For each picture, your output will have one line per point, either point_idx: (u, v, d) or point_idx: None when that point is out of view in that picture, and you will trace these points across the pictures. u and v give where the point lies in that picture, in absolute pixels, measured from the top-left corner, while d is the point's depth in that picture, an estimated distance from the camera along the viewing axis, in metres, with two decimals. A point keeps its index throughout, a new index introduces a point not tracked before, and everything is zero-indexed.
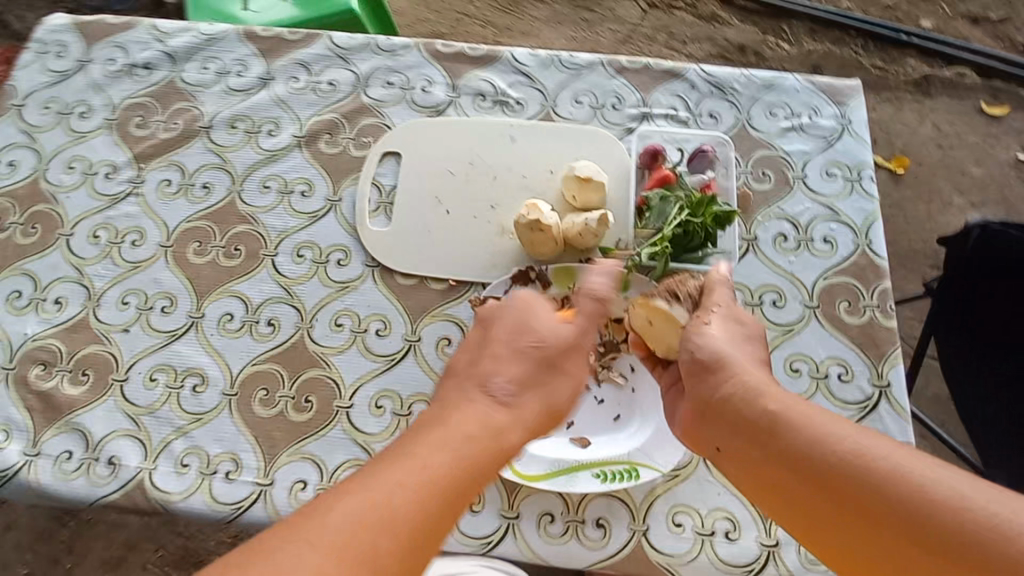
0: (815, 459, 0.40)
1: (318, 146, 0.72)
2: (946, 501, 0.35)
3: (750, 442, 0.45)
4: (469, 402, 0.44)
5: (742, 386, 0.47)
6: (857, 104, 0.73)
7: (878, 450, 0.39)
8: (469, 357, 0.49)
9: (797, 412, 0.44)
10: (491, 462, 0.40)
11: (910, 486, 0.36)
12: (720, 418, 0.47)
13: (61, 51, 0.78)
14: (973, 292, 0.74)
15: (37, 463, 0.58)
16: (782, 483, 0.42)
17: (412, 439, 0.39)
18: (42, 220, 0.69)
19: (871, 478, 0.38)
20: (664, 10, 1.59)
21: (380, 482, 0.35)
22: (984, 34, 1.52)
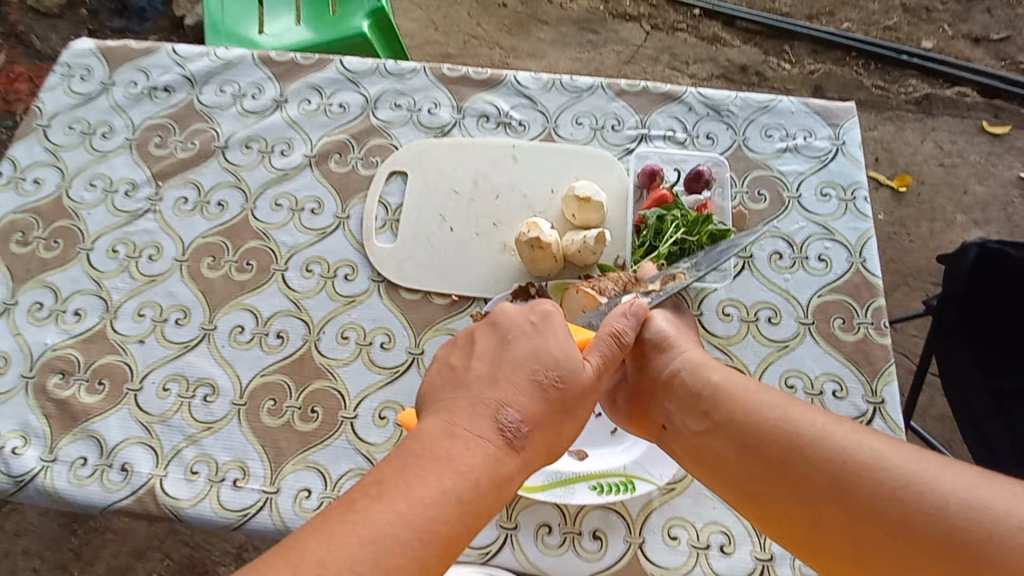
0: (755, 430, 0.47)
1: (327, 166, 0.75)
2: (866, 461, 0.41)
3: (695, 412, 0.51)
4: (476, 440, 0.40)
5: (686, 362, 0.54)
6: (851, 126, 0.75)
7: (801, 415, 0.46)
8: (482, 371, 0.45)
9: (735, 384, 0.51)
10: (489, 504, 0.39)
11: (833, 448, 0.43)
12: (665, 394, 0.54)
13: (87, 74, 0.82)
14: (972, 308, 0.74)
15: (52, 469, 0.60)
16: (724, 451, 0.48)
17: (410, 479, 0.37)
18: (64, 235, 0.72)
19: (799, 441, 0.44)
20: (668, 32, 1.62)
21: (371, 534, 0.34)
22: (984, 55, 1.54)
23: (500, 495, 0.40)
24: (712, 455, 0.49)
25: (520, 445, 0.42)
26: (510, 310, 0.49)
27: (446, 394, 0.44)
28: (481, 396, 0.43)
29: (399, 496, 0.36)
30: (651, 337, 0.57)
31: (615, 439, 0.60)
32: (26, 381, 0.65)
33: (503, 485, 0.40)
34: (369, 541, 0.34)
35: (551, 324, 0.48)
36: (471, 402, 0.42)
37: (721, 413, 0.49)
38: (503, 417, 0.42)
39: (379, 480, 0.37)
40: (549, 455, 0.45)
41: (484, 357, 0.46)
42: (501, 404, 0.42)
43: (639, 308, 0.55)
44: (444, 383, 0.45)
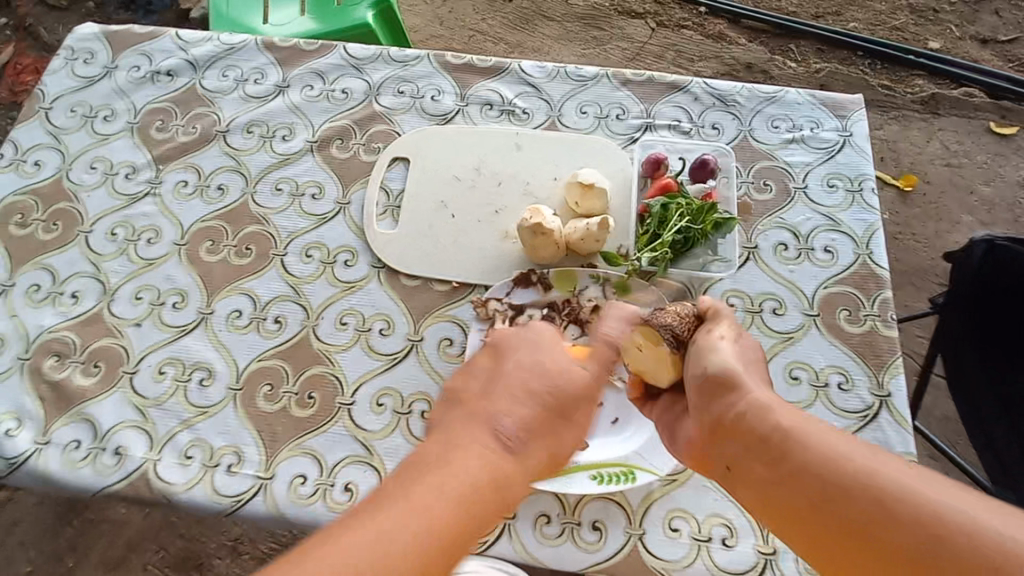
0: (831, 484, 0.40)
1: (329, 151, 0.75)
2: (974, 532, 0.35)
3: (759, 459, 0.45)
4: (477, 444, 0.42)
5: (752, 401, 0.48)
6: (858, 118, 0.74)
7: (896, 474, 0.39)
8: (478, 390, 0.48)
9: (809, 429, 0.44)
10: (492, 502, 0.40)
11: (929, 514, 0.36)
12: (726, 433, 0.48)
13: (89, 58, 0.81)
14: (979, 310, 0.73)
15: (45, 452, 0.59)
16: (796, 506, 0.42)
17: (415, 477, 0.40)
18: (63, 218, 0.72)
19: (886, 502, 0.38)
20: (673, 29, 1.62)
21: (380, 527, 0.36)
22: (992, 55, 1.53)
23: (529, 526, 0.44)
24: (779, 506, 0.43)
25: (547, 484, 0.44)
26: (538, 327, 0.52)
27: (452, 412, 0.46)
28: (520, 442, 0.44)
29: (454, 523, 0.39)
30: (713, 372, 0.51)
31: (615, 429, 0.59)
32: (21, 362, 0.64)
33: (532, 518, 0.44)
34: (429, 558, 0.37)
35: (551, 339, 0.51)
36: (511, 443, 0.44)
37: (796, 463, 0.43)
38: (538, 462, 0.44)
39: (437, 508, 0.39)
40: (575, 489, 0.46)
41: (482, 377, 0.49)
42: (539, 455, 0.45)
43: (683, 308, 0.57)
44: (474, 415, 0.45)
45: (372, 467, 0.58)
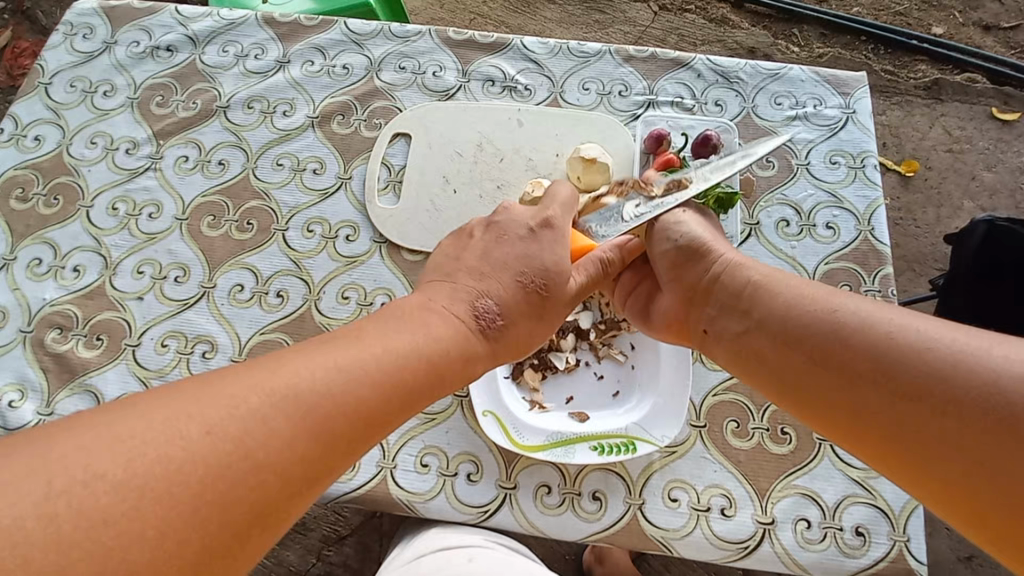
0: (792, 325, 0.45)
1: (330, 127, 0.74)
2: (913, 344, 0.38)
3: (733, 312, 0.50)
4: (450, 316, 0.43)
5: (724, 263, 0.53)
6: (861, 95, 0.74)
7: (843, 303, 0.44)
8: (471, 262, 0.48)
9: (778, 282, 0.49)
10: (451, 376, 0.41)
11: (879, 336, 0.40)
12: (705, 296, 0.53)
13: (89, 33, 0.81)
14: (981, 294, 0.73)
15: (49, 423, 0.60)
16: (763, 346, 0.47)
17: (387, 333, 0.39)
18: (64, 192, 0.72)
19: (839, 331, 0.42)
20: (676, 13, 1.60)
21: (343, 364, 0.35)
22: (996, 42, 1.52)
23: (462, 373, 0.43)
24: (748, 353, 0.48)
25: (491, 334, 0.45)
26: (516, 211, 0.51)
27: (435, 277, 0.48)
28: (465, 284, 0.46)
29: (376, 342, 0.38)
30: (684, 246, 0.56)
31: (617, 401, 0.59)
32: (24, 335, 0.64)
33: (468, 362, 0.43)
34: (343, 368, 0.35)
35: (549, 231, 0.49)
36: (454, 287, 0.46)
37: (759, 308, 0.48)
38: (480, 303, 0.45)
39: (357, 330, 0.39)
40: (518, 347, 0.48)
41: (474, 252, 0.49)
42: (482, 292, 0.46)
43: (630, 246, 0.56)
44: (434, 272, 0.49)
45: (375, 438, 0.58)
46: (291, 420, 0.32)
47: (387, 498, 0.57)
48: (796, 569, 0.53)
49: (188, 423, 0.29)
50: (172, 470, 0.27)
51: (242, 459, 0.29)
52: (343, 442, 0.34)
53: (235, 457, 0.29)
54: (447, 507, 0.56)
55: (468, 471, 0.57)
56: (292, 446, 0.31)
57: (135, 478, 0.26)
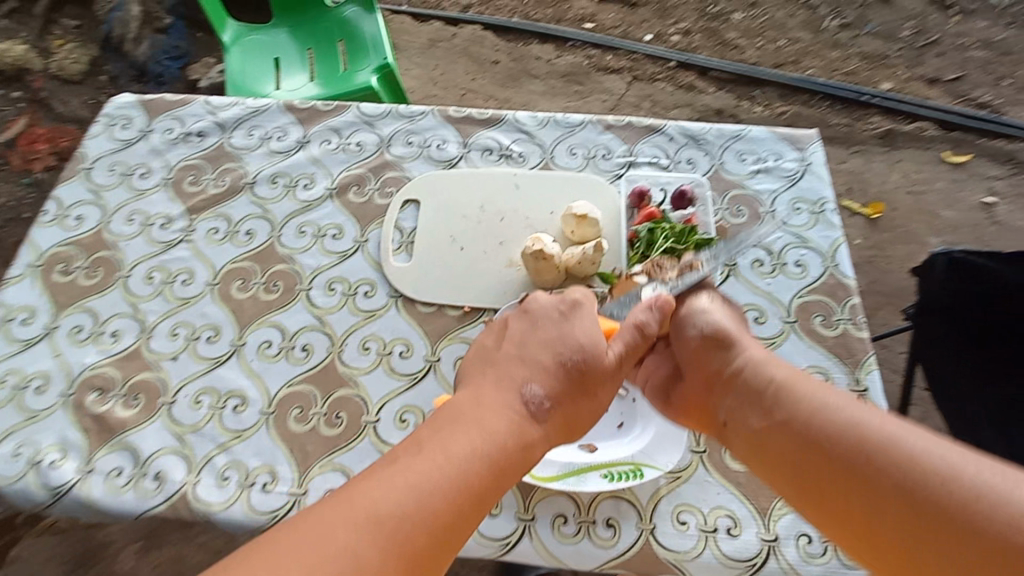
0: (822, 435, 0.50)
1: (347, 197, 0.83)
2: (942, 472, 0.43)
3: (755, 407, 0.56)
4: (503, 409, 0.50)
5: (749, 359, 0.59)
6: (814, 150, 0.85)
7: (869, 417, 0.49)
8: (510, 351, 0.56)
9: (802, 386, 0.54)
10: (512, 472, 0.48)
11: (902, 458, 0.45)
12: (727, 387, 0.60)
13: (127, 123, 0.90)
14: (956, 321, 0.80)
15: (89, 480, 0.63)
16: (784, 446, 0.52)
17: (448, 440, 0.46)
18: (104, 264, 0.78)
19: (860, 443, 0.47)
20: (647, 82, 1.77)
21: (416, 479, 0.43)
22: (940, 94, 1.69)
23: (526, 461, 0.49)
24: (772, 450, 0.53)
25: (541, 417, 0.51)
26: (542, 299, 0.60)
27: (479, 368, 0.56)
28: (508, 374, 0.53)
29: (437, 449, 0.45)
30: (708, 334, 0.63)
31: (622, 432, 0.64)
32: (65, 398, 0.68)
33: (529, 450, 0.49)
34: (412, 486, 0.42)
35: (577, 311, 0.59)
36: (499, 377, 0.53)
37: (783, 409, 0.53)
38: (529, 392, 0.52)
39: (418, 438, 0.47)
40: (568, 428, 0.54)
41: (511, 339, 0.57)
42: (528, 381, 0.53)
43: (665, 302, 0.61)
44: (478, 362, 0.57)
45: None
46: (378, 543, 0.39)
47: None
48: None
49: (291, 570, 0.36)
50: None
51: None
52: (431, 549, 0.41)
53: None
54: (469, 541, 0.59)
55: (488, 505, 0.61)
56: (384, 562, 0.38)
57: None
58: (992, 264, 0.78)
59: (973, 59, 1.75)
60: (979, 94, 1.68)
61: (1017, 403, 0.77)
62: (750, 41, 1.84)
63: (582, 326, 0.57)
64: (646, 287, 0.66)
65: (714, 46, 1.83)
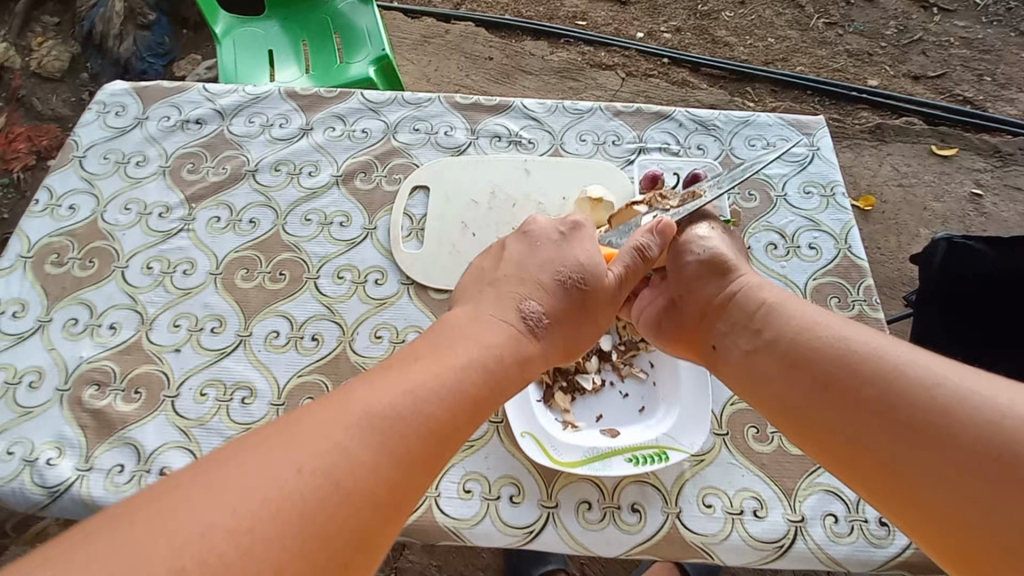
0: (805, 351, 0.50)
1: (353, 184, 0.81)
2: (918, 376, 0.42)
3: (745, 330, 0.56)
4: (500, 329, 0.51)
5: (744, 285, 0.60)
6: (822, 135, 0.85)
7: (852, 333, 0.49)
8: (509, 269, 0.58)
9: (790, 307, 0.55)
10: (502, 390, 0.48)
11: (883, 366, 0.44)
12: (719, 315, 0.60)
13: (121, 111, 0.87)
14: (953, 305, 0.80)
15: (89, 478, 0.60)
16: (771, 367, 0.52)
17: (445, 352, 0.47)
18: (99, 255, 0.75)
19: (843, 356, 0.47)
20: (641, 78, 1.78)
21: (411, 385, 0.42)
22: (925, 89, 1.72)
23: (520, 379, 0.51)
24: (758, 374, 0.53)
25: (539, 333, 0.54)
26: (542, 222, 0.62)
27: (478, 287, 0.57)
28: (507, 293, 0.55)
29: (432, 365, 0.44)
30: (706, 261, 0.63)
31: (644, 417, 0.63)
32: (61, 393, 0.65)
33: (522, 368, 0.51)
34: (406, 393, 0.41)
35: (577, 233, 0.61)
36: (498, 296, 0.55)
37: (770, 330, 0.54)
38: (526, 307, 0.54)
39: (414, 355, 0.46)
40: (566, 350, 0.57)
41: (510, 260, 0.59)
42: (526, 298, 0.55)
43: (666, 227, 0.62)
44: (477, 282, 0.58)
45: None
46: (375, 442, 0.37)
47: (433, 526, 0.58)
48: (831, 563, 0.56)
49: (285, 466, 0.34)
50: (279, 508, 0.32)
51: (335, 490, 0.34)
52: (425, 453, 0.39)
53: (329, 491, 0.34)
54: (492, 530, 0.57)
55: (510, 493, 0.59)
56: (380, 458, 0.37)
57: (248, 525, 0.30)
58: (989, 248, 0.78)
59: (956, 56, 1.78)
60: (963, 90, 1.71)
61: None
62: (740, 39, 1.85)
63: (582, 249, 0.60)
64: (646, 217, 0.68)
65: (705, 43, 1.85)
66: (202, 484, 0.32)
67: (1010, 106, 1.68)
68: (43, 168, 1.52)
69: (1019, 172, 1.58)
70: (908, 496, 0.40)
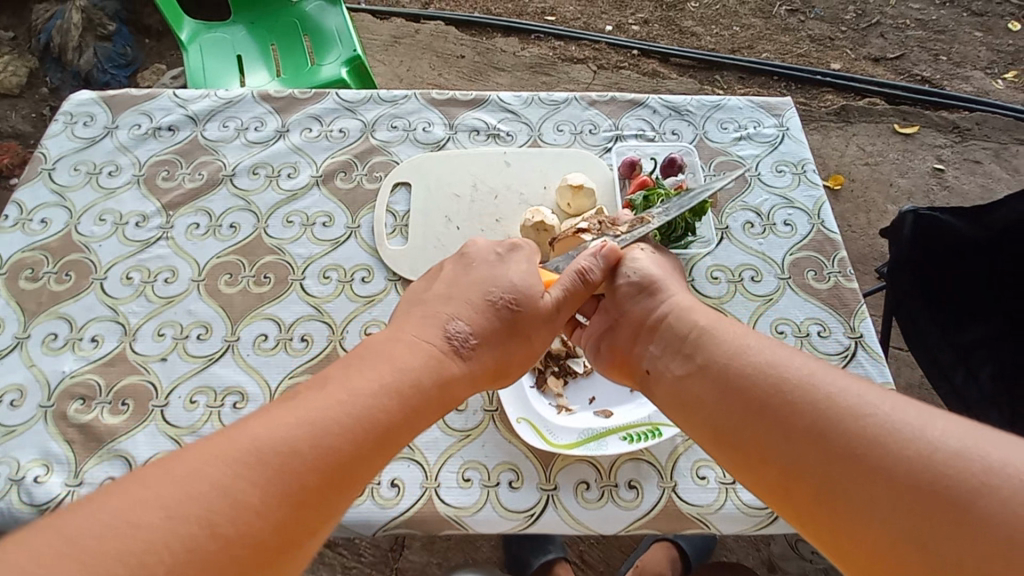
0: (741, 376, 0.48)
1: (334, 183, 0.81)
2: (856, 408, 0.42)
3: (677, 353, 0.55)
4: (423, 344, 0.51)
5: (674, 307, 0.59)
6: (791, 115, 0.87)
7: (788, 361, 0.48)
8: (440, 289, 0.58)
9: (726, 331, 0.54)
10: (424, 405, 0.47)
11: (823, 397, 0.44)
12: (652, 336, 0.59)
13: (89, 120, 0.85)
14: (924, 274, 0.84)
15: (79, 493, 0.59)
16: (702, 392, 0.51)
17: (355, 373, 0.46)
18: (76, 268, 0.73)
19: (783, 384, 0.46)
20: (613, 70, 1.80)
21: (310, 417, 0.41)
22: (886, 71, 1.78)
23: (444, 394, 0.50)
24: (688, 397, 0.52)
25: (466, 352, 0.53)
26: (480, 243, 0.62)
27: (409, 309, 0.57)
28: (433, 311, 0.55)
29: (341, 387, 0.44)
30: (638, 281, 0.63)
31: (635, 396, 0.65)
32: (45, 410, 0.64)
33: (447, 385, 0.50)
34: (305, 421, 0.40)
35: (514, 254, 0.61)
36: (424, 314, 0.55)
37: (703, 354, 0.52)
38: (451, 327, 0.54)
39: (324, 378, 0.46)
40: (499, 371, 0.56)
41: (443, 280, 0.59)
42: (452, 317, 0.54)
43: (610, 252, 0.62)
44: (409, 301, 0.59)
45: (415, 461, 0.60)
46: (259, 482, 0.36)
47: (435, 517, 0.58)
48: None
49: (151, 508, 0.33)
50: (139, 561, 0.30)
51: (202, 531, 0.33)
52: (313, 493, 0.38)
53: (203, 539, 0.33)
54: (491, 515, 0.58)
55: (509, 479, 0.60)
56: (267, 498, 0.36)
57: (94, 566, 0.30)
58: (953, 219, 0.81)
59: (913, 37, 1.85)
60: (921, 70, 1.77)
61: (984, 347, 0.79)
62: (706, 29, 1.89)
63: (516, 270, 0.59)
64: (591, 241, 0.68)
65: (673, 34, 1.88)
66: (56, 535, 0.31)
67: (965, 84, 1.75)
68: (7, 188, 1.47)
69: (977, 146, 1.64)
70: (848, 530, 0.39)
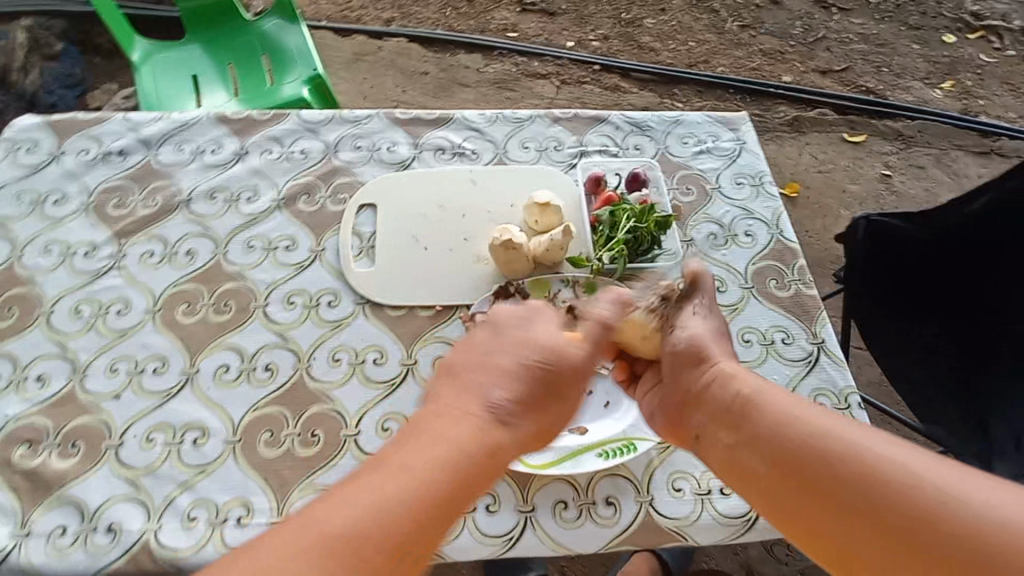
0: (788, 449, 0.48)
1: (296, 207, 0.79)
2: (903, 479, 0.42)
3: (724, 425, 0.54)
4: (477, 409, 0.48)
5: (717, 375, 0.57)
6: (747, 129, 0.90)
7: (835, 427, 0.47)
8: (487, 343, 0.55)
9: (766, 393, 0.53)
10: (478, 484, 0.45)
11: (868, 467, 0.44)
12: (700, 404, 0.57)
13: (33, 146, 0.81)
14: (876, 278, 0.87)
15: (26, 545, 0.55)
16: (755, 466, 0.50)
17: (416, 447, 0.44)
18: (20, 303, 0.69)
19: (827, 457, 0.46)
20: (575, 85, 1.83)
21: (374, 499, 0.40)
22: (833, 82, 1.87)
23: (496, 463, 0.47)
24: (743, 469, 0.51)
25: (509, 419, 0.49)
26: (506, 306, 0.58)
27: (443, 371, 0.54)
28: (477, 372, 0.52)
29: (389, 467, 0.42)
30: (684, 350, 0.61)
31: (609, 412, 0.65)
32: None
33: (498, 455, 0.47)
34: (351, 514, 0.39)
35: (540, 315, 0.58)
36: (471, 374, 0.52)
37: (748, 425, 0.52)
38: (493, 395, 0.50)
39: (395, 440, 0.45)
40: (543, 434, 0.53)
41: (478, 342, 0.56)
42: (491, 384, 0.51)
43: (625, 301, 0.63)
44: (445, 361, 0.56)
45: None
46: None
47: None
48: None
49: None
50: None
51: None
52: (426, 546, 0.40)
53: None
54: (470, 541, 0.57)
55: (486, 503, 0.59)
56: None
57: None
58: (902, 224, 0.87)
59: (857, 51, 1.95)
60: (865, 81, 1.87)
61: (933, 345, 0.83)
62: (663, 44, 1.95)
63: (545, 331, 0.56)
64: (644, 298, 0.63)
65: (632, 49, 1.93)
66: None
67: (906, 94, 1.85)
68: None
69: (920, 152, 1.73)
70: None
